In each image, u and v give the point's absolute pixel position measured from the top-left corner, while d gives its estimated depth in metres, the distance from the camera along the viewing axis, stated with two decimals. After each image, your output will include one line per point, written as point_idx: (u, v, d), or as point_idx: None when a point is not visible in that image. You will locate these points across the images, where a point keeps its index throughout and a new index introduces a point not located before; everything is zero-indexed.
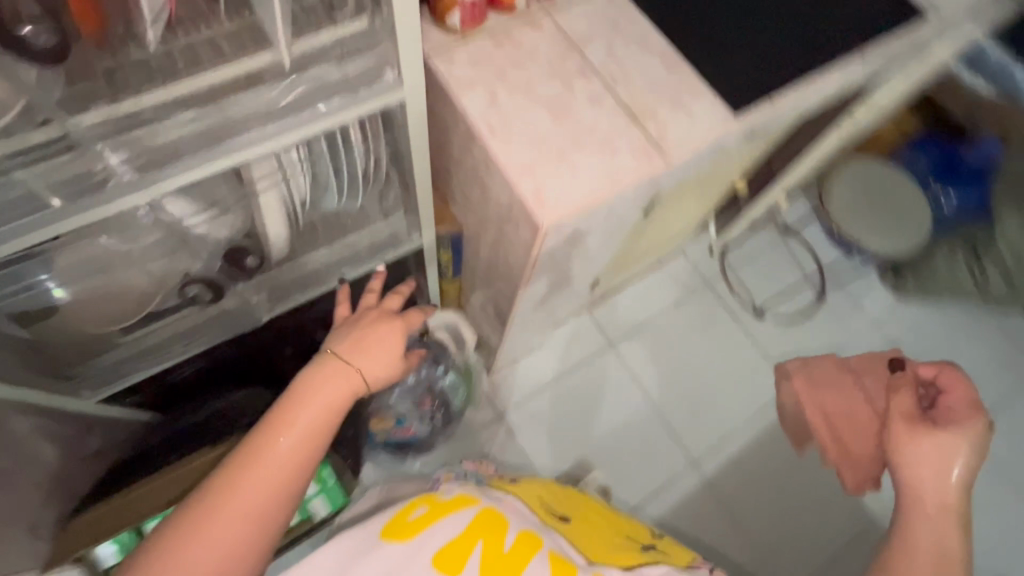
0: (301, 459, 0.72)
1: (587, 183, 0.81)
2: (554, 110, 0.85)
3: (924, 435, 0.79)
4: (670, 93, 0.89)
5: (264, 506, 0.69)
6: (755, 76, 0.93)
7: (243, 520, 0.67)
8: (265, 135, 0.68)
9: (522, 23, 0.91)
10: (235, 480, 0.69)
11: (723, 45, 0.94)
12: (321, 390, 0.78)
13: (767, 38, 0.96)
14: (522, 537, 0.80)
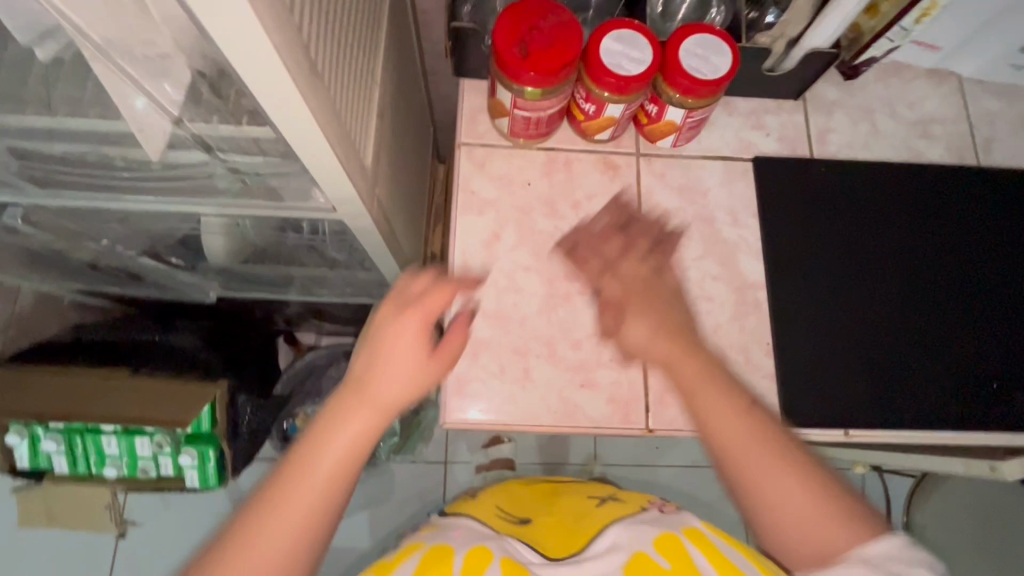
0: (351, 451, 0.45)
1: (533, 405, 0.61)
2: (554, 292, 0.65)
3: (771, 464, 0.47)
4: (715, 344, 0.64)
5: (320, 515, 0.43)
6: (864, 393, 0.63)
7: (290, 516, 0.43)
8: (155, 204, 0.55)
9: (594, 158, 0.70)
10: (312, 452, 0.45)
11: (847, 326, 0.65)
12: (384, 381, 0.47)
13: (920, 348, 0.65)
14: (479, 553, 0.58)
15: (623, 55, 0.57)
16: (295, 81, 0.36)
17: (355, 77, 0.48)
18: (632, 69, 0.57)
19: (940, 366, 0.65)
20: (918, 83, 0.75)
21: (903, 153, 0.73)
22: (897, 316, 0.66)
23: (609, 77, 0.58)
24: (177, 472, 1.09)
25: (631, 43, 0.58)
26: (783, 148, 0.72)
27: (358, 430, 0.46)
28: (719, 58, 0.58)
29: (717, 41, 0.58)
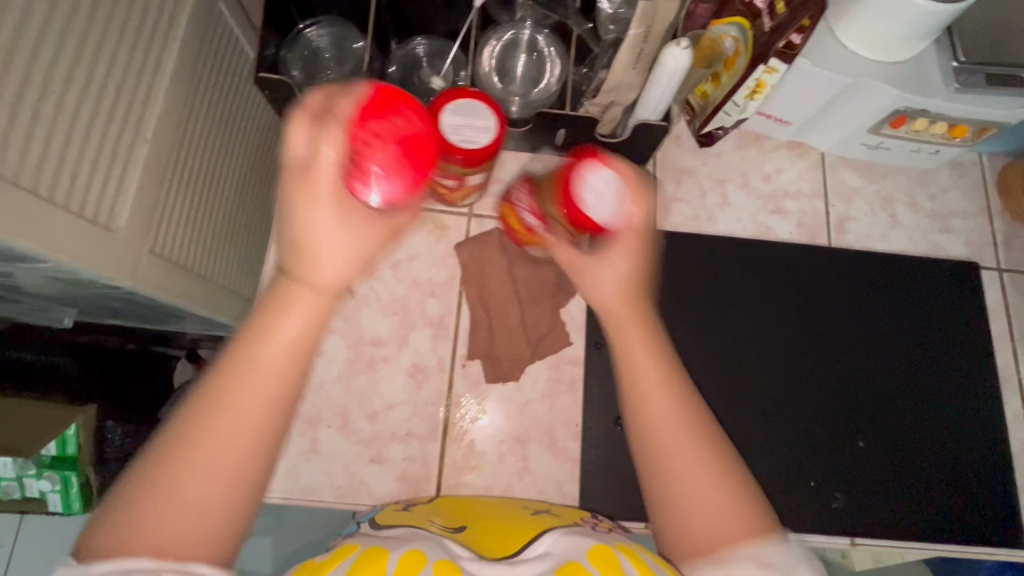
0: (275, 377, 0.36)
1: (316, 477, 0.58)
2: (357, 357, 0.62)
3: (645, 363, 0.43)
4: (522, 423, 0.61)
5: (249, 440, 0.34)
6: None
7: (218, 446, 0.34)
8: None
9: (423, 216, 0.67)
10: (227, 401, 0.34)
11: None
12: (304, 320, 0.37)
13: (766, 426, 0.64)
14: (417, 554, 0.36)
15: (460, 126, 0.51)
16: None
17: (78, 146, 0.46)
18: (469, 140, 0.51)
19: (799, 450, 0.63)
20: (776, 155, 0.72)
21: (752, 228, 0.70)
22: (754, 396, 0.64)
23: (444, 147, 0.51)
24: (40, 495, 1.05)
25: (467, 111, 0.51)
26: None
27: (296, 325, 0.37)
28: (478, 124, 0.51)
29: (481, 105, 0.52)
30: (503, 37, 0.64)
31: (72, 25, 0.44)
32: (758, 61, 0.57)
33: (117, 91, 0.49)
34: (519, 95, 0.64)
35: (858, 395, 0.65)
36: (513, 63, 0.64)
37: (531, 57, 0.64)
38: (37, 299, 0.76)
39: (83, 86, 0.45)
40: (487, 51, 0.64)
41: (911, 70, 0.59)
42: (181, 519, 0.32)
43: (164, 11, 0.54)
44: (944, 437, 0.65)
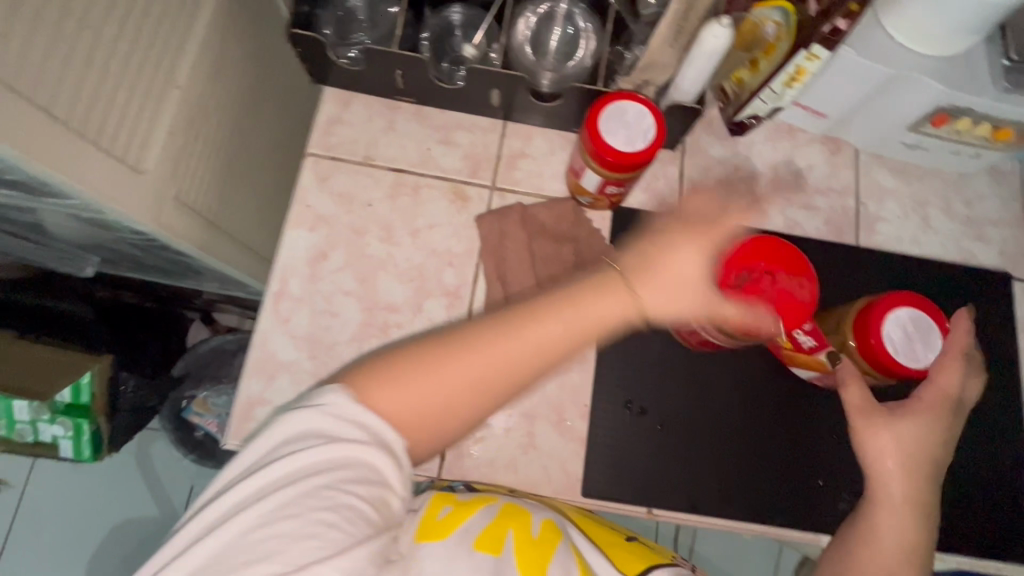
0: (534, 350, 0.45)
1: None
2: (371, 321, 0.62)
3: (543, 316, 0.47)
4: (531, 399, 0.61)
5: (479, 387, 0.44)
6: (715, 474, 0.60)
7: (447, 388, 0.44)
8: None
9: (445, 185, 0.67)
10: (481, 334, 0.45)
11: (712, 397, 0.61)
12: (552, 338, 0.45)
13: (773, 433, 0.61)
14: (553, 524, 0.47)
15: (622, 128, 0.54)
16: None
17: (107, 85, 0.46)
18: (626, 144, 0.54)
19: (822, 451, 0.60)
20: (809, 149, 0.71)
21: (779, 221, 0.69)
22: (764, 398, 0.61)
23: (601, 145, 0.54)
24: (52, 440, 1.08)
25: (633, 116, 0.55)
26: (650, 200, 0.68)
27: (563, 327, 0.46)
28: (639, 120, 0.54)
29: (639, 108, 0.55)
30: (540, 8, 0.62)
31: None
32: (799, 47, 0.55)
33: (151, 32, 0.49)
34: (552, 69, 0.63)
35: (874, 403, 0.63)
36: (547, 36, 0.63)
37: (567, 31, 0.63)
38: (60, 243, 0.77)
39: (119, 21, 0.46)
40: (523, 21, 0.63)
41: (959, 66, 0.57)
42: (391, 407, 0.43)
43: None
44: (978, 461, 0.63)
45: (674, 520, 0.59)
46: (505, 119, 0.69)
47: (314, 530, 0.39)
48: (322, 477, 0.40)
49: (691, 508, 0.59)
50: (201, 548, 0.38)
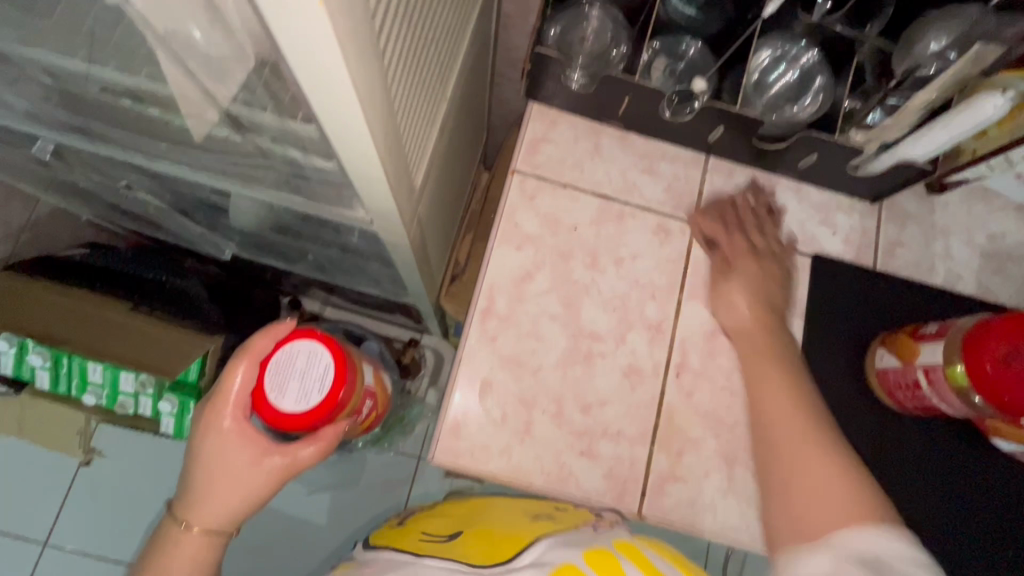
0: (232, 512, 0.52)
1: (527, 459, 0.59)
2: (577, 349, 0.62)
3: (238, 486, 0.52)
4: (730, 443, 0.61)
5: (211, 547, 0.52)
6: (898, 524, 0.60)
7: (179, 561, 0.51)
8: (202, 177, 0.54)
9: (649, 217, 0.66)
10: (175, 534, 0.51)
11: (901, 449, 0.61)
12: (235, 484, 0.51)
13: (959, 493, 0.61)
14: None
15: (295, 384, 0.53)
16: (365, 113, 0.32)
17: (421, 98, 0.44)
18: (302, 402, 0.53)
19: (997, 501, 0.61)
20: (1003, 215, 0.70)
21: (972, 285, 0.68)
22: (955, 462, 0.61)
23: (273, 413, 0.53)
24: (154, 414, 1.07)
25: (303, 363, 0.54)
26: (847, 251, 0.68)
27: (788, 395, 0.51)
28: (318, 361, 0.54)
29: (318, 346, 0.55)
30: (776, 48, 0.62)
31: None
32: None
33: (449, 38, 0.47)
34: (775, 111, 0.63)
35: None
36: (774, 78, 0.63)
37: (798, 76, 0.63)
38: (231, 229, 0.76)
39: (439, 30, 0.44)
40: (755, 60, 0.63)
41: None
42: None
43: None
44: None
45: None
46: (709, 153, 0.68)
47: None
48: None
49: None
50: None
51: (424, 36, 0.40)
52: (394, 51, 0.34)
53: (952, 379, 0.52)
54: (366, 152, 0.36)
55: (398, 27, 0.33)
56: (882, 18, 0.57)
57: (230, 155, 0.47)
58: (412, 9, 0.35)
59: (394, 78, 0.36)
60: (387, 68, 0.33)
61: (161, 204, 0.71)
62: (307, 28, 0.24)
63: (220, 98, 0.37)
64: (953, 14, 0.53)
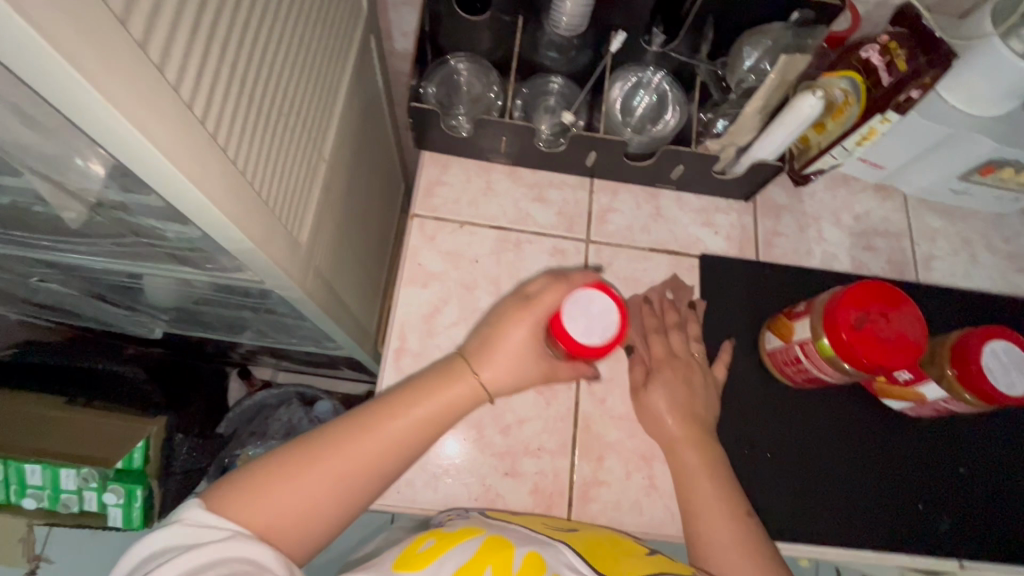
0: (407, 440, 0.47)
1: (454, 488, 0.60)
2: None
3: (458, 398, 0.50)
4: (646, 441, 0.64)
5: (356, 483, 0.45)
6: (818, 497, 0.63)
7: (382, 444, 0.46)
8: (99, 262, 0.56)
9: (544, 241, 0.71)
10: (401, 399, 0.48)
11: (807, 425, 0.65)
12: (518, 368, 0.52)
13: (865, 457, 0.65)
14: (539, 557, 0.43)
15: (583, 319, 0.49)
16: (204, 190, 0.36)
17: (289, 166, 0.49)
18: (585, 338, 0.48)
19: (907, 459, 0.65)
20: (863, 196, 0.78)
21: (847, 263, 0.75)
22: (856, 428, 0.65)
23: (563, 341, 0.48)
24: (99, 508, 1.03)
25: (599, 309, 0.49)
26: (730, 247, 0.74)
27: (690, 448, 0.58)
28: (593, 307, 0.49)
29: (596, 293, 0.49)
30: (630, 77, 0.69)
31: (294, 61, 0.47)
32: (874, 111, 0.62)
33: (312, 105, 0.52)
34: (642, 130, 0.69)
35: (958, 429, 0.66)
36: (636, 102, 0.70)
37: (655, 98, 0.69)
38: (152, 308, 0.77)
39: (297, 100, 0.49)
40: (615, 90, 0.69)
41: (1006, 123, 0.65)
42: (275, 511, 0.42)
43: (342, 37, 0.59)
44: None
45: (792, 553, 0.62)
46: (592, 176, 0.74)
47: None
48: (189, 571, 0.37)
49: (806, 539, 0.61)
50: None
51: (275, 109, 0.45)
52: (228, 126, 0.38)
53: (823, 351, 0.57)
54: (222, 221, 0.39)
55: (229, 106, 0.38)
56: (707, 42, 0.67)
57: (112, 240, 0.49)
58: (246, 89, 0.39)
59: (239, 154, 0.40)
60: (223, 141, 0.38)
61: (76, 294, 0.73)
62: (116, 125, 0.28)
63: (84, 192, 0.40)
64: (760, 32, 0.63)
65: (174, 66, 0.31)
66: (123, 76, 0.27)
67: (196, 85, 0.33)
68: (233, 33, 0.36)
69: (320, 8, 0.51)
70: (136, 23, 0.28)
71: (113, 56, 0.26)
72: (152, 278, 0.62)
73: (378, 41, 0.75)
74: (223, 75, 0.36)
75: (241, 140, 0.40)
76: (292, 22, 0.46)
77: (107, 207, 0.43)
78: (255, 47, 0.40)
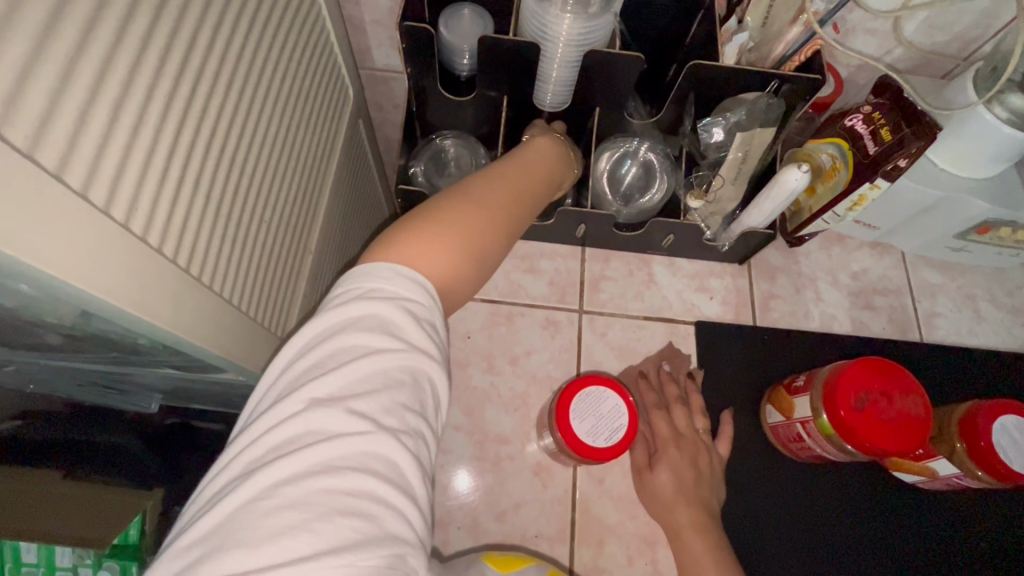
0: (504, 209, 0.49)
1: None
2: (483, 458, 0.63)
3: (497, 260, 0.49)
4: (648, 525, 0.61)
5: (483, 240, 0.47)
6: None
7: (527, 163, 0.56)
8: (80, 367, 0.55)
9: (537, 313, 0.70)
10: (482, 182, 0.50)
11: (815, 502, 0.63)
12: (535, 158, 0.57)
13: (878, 533, 0.62)
14: None
15: (592, 418, 0.54)
16: (157, 315, 0.36)
17: (264, 265, 0.49)
18: (590, 435, 0.53)
19: (925, 539, 0.62)
20: (859, 254, 0.77)
21: (847, 324, 0.73)
22: (867, 501, 0.63)
23: (569, 434, 0.53)
24: None
25: (608, 410, 0.54)
26: (727, 312, 0.72)
27: (700, 534, 0.56)
28: (604, 408, 0.54)
29: (607, 394, 0.54)
30: (617, 148, 0.69)
31: (269, 166, 0.49)
32: (862, 179, 0.61)
33: (292, 201, 0.54)
34: (629, 201, 0.69)
35: (972, 498, 0.63)
36: (624, 171, 0.69)
37: (642, 168, 0.69)
38: (143, 391, 0.76)
39: (273, 200, 0.50)
40: (600, 163, 0.69)
41: (995, 184, 0.65)
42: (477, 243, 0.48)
43: (325, 128, 0.61)
44: None
45: None
46: (584, 245, 0.73)
47: (395, 412, 0.37)
48: (380, 380, 0.37)
49: None
50: (273, 439, 0.35)
51: (244, 216, 0.46)
52: (190, 246, 0.39)
53: (823, 430, 0.55)
54: (184, 337, 0.39)
55: (188, 226, 0.38)
56: (689, 116, 0.66)
57: (90, 356, 0.48)
58: (210, 206, 0.41)
59: (204, 271, 0.41)
60: (183, 260, 0.38)
61: (64, 383, 0.71)
62: (59, 277, 0.29)
63: (56, 324, 0.40)
64: (739, 104, 0.63)
65: (120, 204, 0.32)
66: (66, 231, 0.28)
67: (143, 214, 0.34)
68: (189, 157, 0.38)
69: (297, 109, 0.53)
70: (70, 175, 0.29)
71: (55, 211, 0.28)
72: (137, 375, 0.61)
73: (366, 118, 0.76)
74: (179, 201, 0.37)
75: (206, 256, 0.41)
76: (265, 129, 0.47)
77: (79, 333, 0.42)
78: (218, 163, 0.41)
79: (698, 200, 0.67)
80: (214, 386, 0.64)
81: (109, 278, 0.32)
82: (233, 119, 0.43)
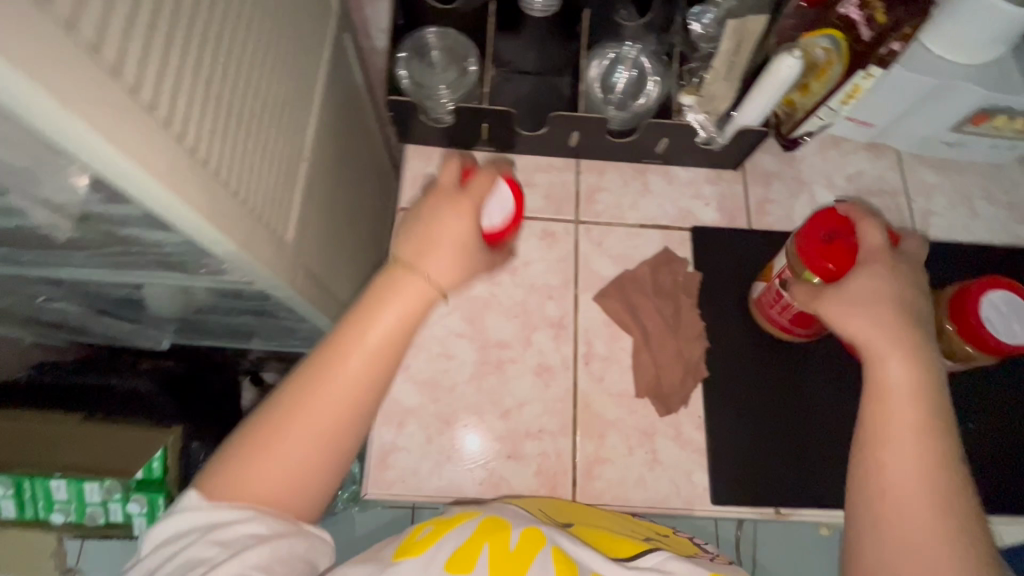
0: (332, 430, 0.41)
1: (457, 473, 0.61)
2: (486, 361, 0.65)
3: (322, 432, 0.41)
4: (647, 418, 0.64)
5: (318, 454, 0.41)
6: (823, 461, 0.63)
7: (400, 295, 0.44)
8: (86, 277, 0.56)
9: (534, 225, 0.71)
10: (316, 372, 0.42)
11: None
12: (447, 234, 0.47)
13: None
14: (538, 531, 0.41)
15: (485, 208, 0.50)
16: (179, 196, 0.37)
17: (266, 167, 0.50)
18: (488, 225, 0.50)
19: (971, 449, 0.66)
20: (855, 157, 0.77)
21: None
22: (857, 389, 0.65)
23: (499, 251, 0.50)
24: (125, 519, 0.97)
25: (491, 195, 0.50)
26: (722, 218, 0.73)
27: (916, 398, 0.42)
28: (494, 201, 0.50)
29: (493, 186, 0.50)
30: (607, 55, 0.69)
31: (266, 65, 0.49)
32: (855, 69, 0.60)
33: (288, 108, 0.54)
34: (621, 107, 0.69)
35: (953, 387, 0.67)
36: (616, 78, 0.69)
37: (633, 73, 0.69)
38: (154, 321, 0.77)
39: (270, 101, 0.50)
40: (592, 69, 0.68)
41: (992, 69, 0.64)
42: (270, 478, 0.40)
43: (313, 38, 0.60)
44: None
45: (798, 513, 0.62)
46: (578, 156, 0.73)
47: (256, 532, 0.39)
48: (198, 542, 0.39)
49: (813, 502, 0.62)
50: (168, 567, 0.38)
51: (247, 114, 0.46)
52: (202, 132, 0.40)
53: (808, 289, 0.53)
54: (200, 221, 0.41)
55: (200, 112, 0.39)
56: None
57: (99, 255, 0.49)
58: (217, 95, 0.41)
59: (218, 161, 0.42)
60: (196, 146, 0.39)
61: (75, 311, 0.73)
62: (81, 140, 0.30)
63: (64, 209, 0.41)
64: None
65: (142, 80, 0.33)
66: (94, 97, 0.29)
67: (161, 94, 0.35)
68: (199, 41, 0.38)
69: (287, 12, 0.53)
70: (99, 47, 0.30)
71: (84, 71, 0.28)
72: (145, 292, 0.62)
73: (354, 37, 0.75)
74: (191, 83, 0.38)
75: (216, 147, 0.42)
76: (260, 26, 0.48)
77: (90, 224, 0.43)
78: (221, 53, 0.42)
79: (691, 95, 0.68)
80: (222, 302, 0.67)
81: (138, 150, 0.33)
82: (233, 10, 0.43)
